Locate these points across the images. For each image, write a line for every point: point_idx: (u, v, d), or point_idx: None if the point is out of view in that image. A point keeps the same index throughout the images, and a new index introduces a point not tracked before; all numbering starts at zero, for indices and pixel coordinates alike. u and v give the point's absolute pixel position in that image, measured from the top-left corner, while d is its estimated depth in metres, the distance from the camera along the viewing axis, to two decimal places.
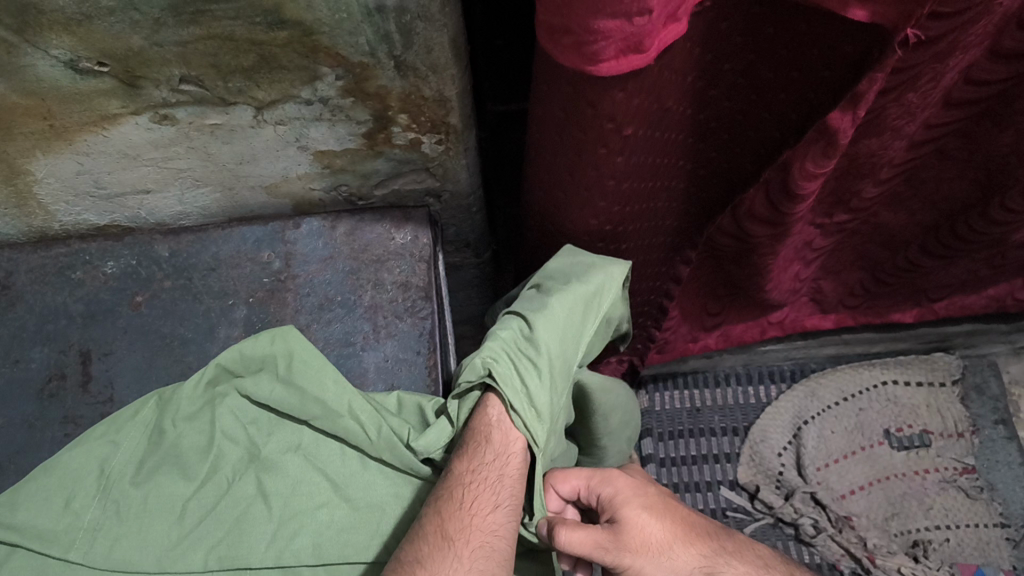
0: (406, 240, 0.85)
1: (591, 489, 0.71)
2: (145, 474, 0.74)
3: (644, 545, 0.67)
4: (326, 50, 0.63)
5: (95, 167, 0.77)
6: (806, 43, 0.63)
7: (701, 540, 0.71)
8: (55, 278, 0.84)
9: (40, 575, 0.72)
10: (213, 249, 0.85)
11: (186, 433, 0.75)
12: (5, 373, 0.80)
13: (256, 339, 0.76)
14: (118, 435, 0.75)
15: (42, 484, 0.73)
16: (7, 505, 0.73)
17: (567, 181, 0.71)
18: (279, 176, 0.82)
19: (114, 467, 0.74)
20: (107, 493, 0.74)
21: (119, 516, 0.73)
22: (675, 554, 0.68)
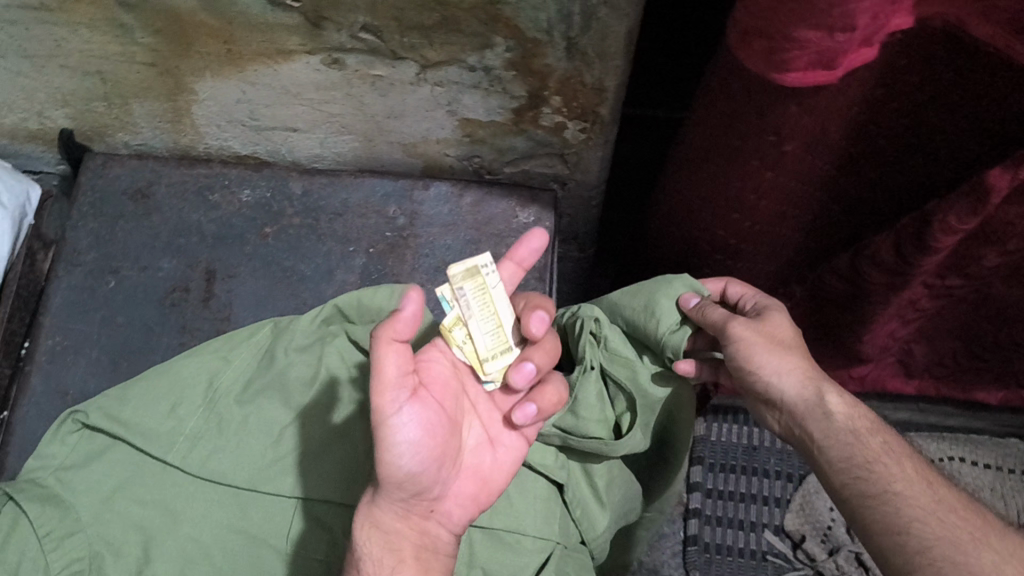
0: (528, 219, 0.88)
1: (751, 296, 0.77)
2: (250, 394, 0.78)
3: (772, 337, 0.71)
4: (506, 20, 0.65)
5: (254, 98, 0.80)
6: (984, 95, 0.63)
7: (824, 382, 0.70)
8: (193, 196, 0.89)
9: (138, 468, 0.76)
10: (342, 195, 0.88)
11: (294, 364, 0.78)
12: (134, 277, 0.86)
13: (376, 291, 0.78)
14: (231, 353, 0.79)
15: (154, 386, 0.77)
16: (118, 398, 0.77)
17: (710, 184, 0.73)
18: (418, 137, 0.84)
19: (221, 383, 0.78)
20: (212, 405, 0.77)
21: (220, 429, 0.77)
22: (788, 362, 0.70)
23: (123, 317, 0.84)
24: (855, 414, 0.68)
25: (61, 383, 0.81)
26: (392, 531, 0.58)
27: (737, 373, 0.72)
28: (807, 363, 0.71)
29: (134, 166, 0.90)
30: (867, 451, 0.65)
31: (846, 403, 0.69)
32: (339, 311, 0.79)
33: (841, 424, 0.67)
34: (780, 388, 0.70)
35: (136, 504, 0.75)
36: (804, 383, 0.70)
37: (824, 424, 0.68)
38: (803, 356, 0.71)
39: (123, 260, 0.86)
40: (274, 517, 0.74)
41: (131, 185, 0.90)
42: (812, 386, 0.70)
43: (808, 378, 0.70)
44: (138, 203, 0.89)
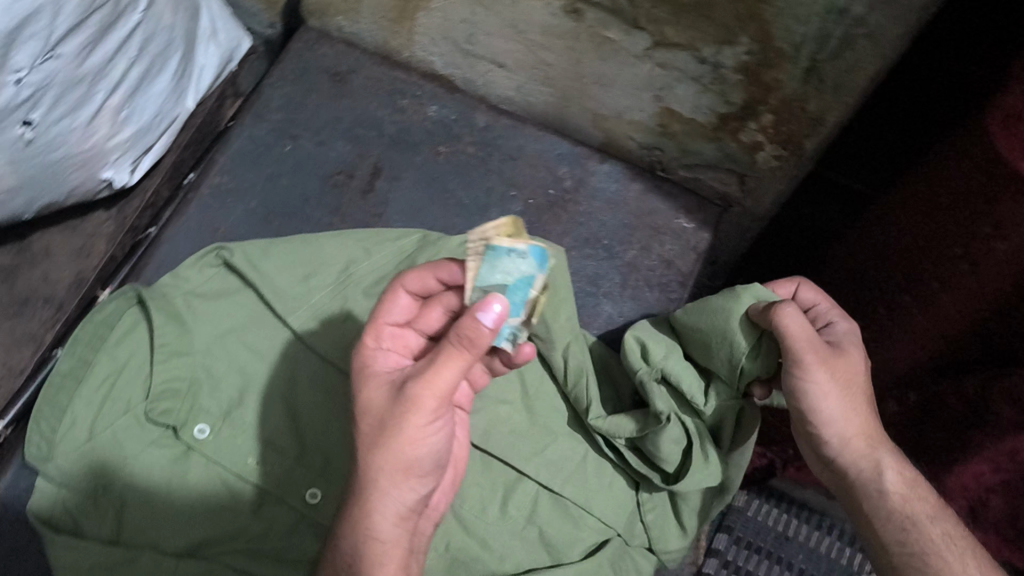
0: (689, 227, 0.86)
1: (830, 310, 0.71)
2: (379, 290, 0.82)
3: (846, 380, 0.65)
4: (762, 23, 0.65)
5: (479, 23, 0.82)
6: None
7: (884, 446, 0.67)
8: (385, 95, 0.91)
9: (257, 317, 0.82)
10: (520, 141, 0.89)
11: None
12: (309, 148, 0.89)
13: None
14: (372, 247, 0.83)
15: (297, 252, 0.82)
16: (262, 250, 0.82)
17: (910, 252, 0.75)
18: (614, 111, 0.85)
19: (355, 271, 0.82)
20: (342, 288, 0.82)
21: (340, 311, 0.81)
22: (853, 413, 0.66)
23: (288, 180, 0.87)
24: (912, 494, 0.66)
25: (214, 220, 0.85)
26: (391, 536, 0.56)
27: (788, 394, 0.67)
28: (873, 421, 0.67)
29: (342, 50, 0.93)
30: (922, 534, 0.64)
31: (903, 476, 0.67)
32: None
33: (891, 499, 0.66)
34: (827, 434, 0.66)
35: (242, 347, 0.81)
36: (862, 432, 0.67)
37: (876, 492, 0.67)
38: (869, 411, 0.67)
39: (302, 129, 0.90)
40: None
41: (332, 67, 0.93)
42: (869, 450, 0.67)
43: (869, 441, 0.67)
44: (334, 83, 0.92)
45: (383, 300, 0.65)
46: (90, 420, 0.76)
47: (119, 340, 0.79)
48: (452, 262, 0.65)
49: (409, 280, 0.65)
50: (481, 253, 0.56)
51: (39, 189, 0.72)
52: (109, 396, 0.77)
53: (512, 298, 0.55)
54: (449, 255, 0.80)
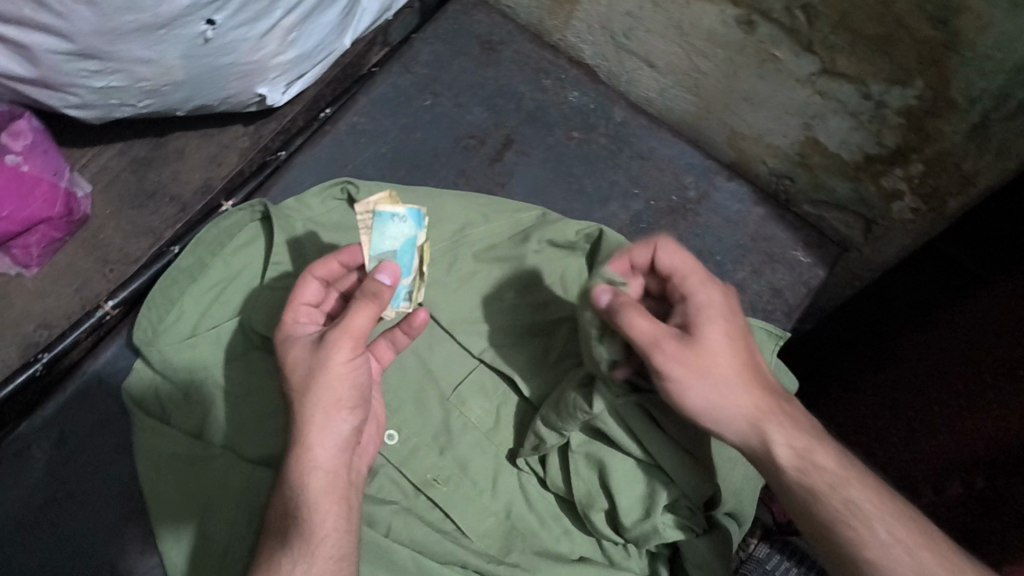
0: (806, 261, 0.85)
1: (684, 278, 0.60)
2: (489, 255, 0.83)
3: (694, 340, 0.57)
4: (943, 69, 0.64)
5: (643, 17, 0.82)
6: None
7: (771, 420, 0.56)
8: (529, 71, 0.92)
9: None
10: (652, 143, 0.89)
11: (540, 255, 0.82)
12: (446, 107, 0.90)
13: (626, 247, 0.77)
14: (491, 215, 0.84)
15: (418, 202, 0.83)
16: (385, 194, 0.83)
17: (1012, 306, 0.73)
18: (754, 132, 0.84)
19: (472, 233, 0.83)
20: (455, 247, 0.82)
21: (448, 267, 0.82)
22: (728, 377, 0.56)
23: (421, 133, 0.89)
24: (808, 463, 0.55)
25: (344, 156, 0.87)
26: (331, 471, 0.58)
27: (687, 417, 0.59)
28: (743, 378, 0.57)
29: (496, 21, 0.95)
30: (897, 559, 0.50)
31: (796, 449, 0.55)
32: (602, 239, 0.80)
33: (816, 481, 0.54)
34: (722, 435, 0.57)
35: (296, 280, 0.79)
36: (745, 403, 0.56)
37: (783, 483, 0.55)
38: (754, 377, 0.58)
39: (444, 88, 0.91)
40: (455, 363, 0.81)
41: (484, 35, 0.94)
42: (753, 424, 0.56)
43: (750, 420, 0.56)
44: (482, 50, 0.93)
45: (295, 287, 0.67)
46: (196, 318, 0.79)
47: (235, 249, 0.81)
48: (356, 245, 0.67)
49: (315, 268, 0.67)
50: (368, 224, 0.64)
51: (197, 90, 0.75)
52: (218, 300, 0.80)
53: (401, 260, 0.64)
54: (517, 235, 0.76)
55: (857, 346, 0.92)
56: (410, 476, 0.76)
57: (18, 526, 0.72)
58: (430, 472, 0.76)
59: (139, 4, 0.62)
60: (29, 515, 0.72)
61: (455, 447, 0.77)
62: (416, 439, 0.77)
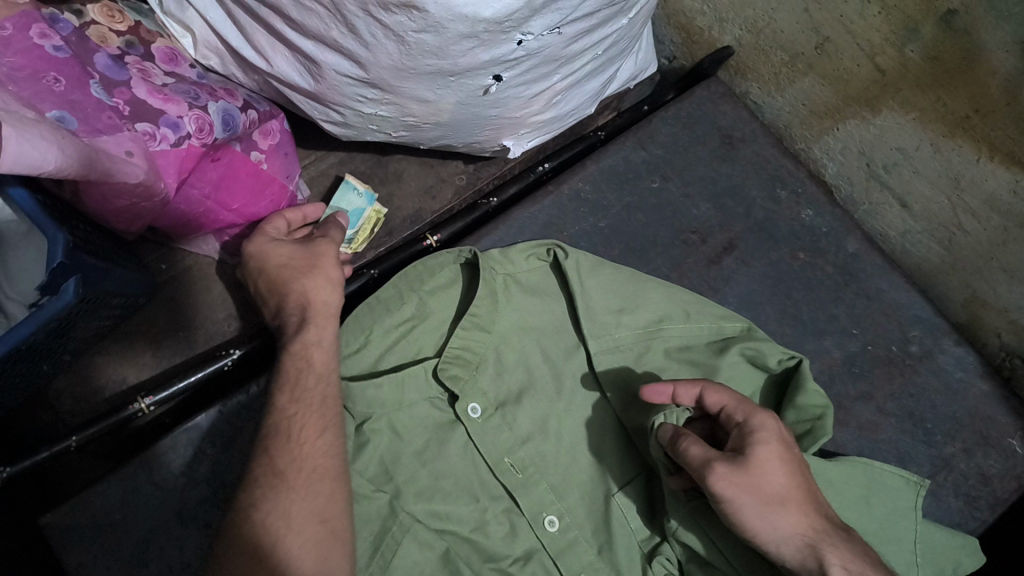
0: (1022, 453, 0.78)
1: (738, 409, 0.63)
2: (681, 358, 0.79)
3: (758, 487, 0.59)
4: None
5: (915, 158, 0.77)
6: None
7: (826, 540, 0.59)
8: (766, 177, 0.88)
9: (559, 327, 0.81)
10: (882, 283, 0.83)
11: (734, 368, 0.77)
12: (673, 195, 0.87)
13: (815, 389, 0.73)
14: (695, 315, 0.79)
15: (623, 285, 0.80)
16: (590, 267, 0.81)
17: None
18: (1002, 304, 0.78)
19: (669, 328, 0.79)
20: (648, 337, 0.79)
21: (637, 358, 0.79)
22: (784, 513, 0.59)
23: (643, 215, 0.86)
24: None
25: (559, 220, 0.85)
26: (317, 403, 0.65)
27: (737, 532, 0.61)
28: (795, 500, 0.60)
29: (742, 115, 0.91)
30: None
31: (850, 572, 0.58)
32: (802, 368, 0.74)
33: None
34: (779, 556, 0.60)
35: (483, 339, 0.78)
36: (798, 539, 0.59)
37: None
38: (801, 502, 0.60)
39: (674, 175, 0.88)
40: (625, 460, 0.76)
41: (727, 127, 0.90)
42: (810, 547, 0.59)
43: (805, 538, 0.59)
44: (722, 144, 0.90)
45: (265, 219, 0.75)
46: (381, 351, 0.77)
47: (430, 290, 0.79)
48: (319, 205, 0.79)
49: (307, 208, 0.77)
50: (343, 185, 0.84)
51: (453, 131, 0.75)
52: (405, 337, 0.78)
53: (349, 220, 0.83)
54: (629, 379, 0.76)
55: None
56: (563, 570, 0.72)
57: (176, 518, 0.71)
58: (583, 572, 0.72)
59: (445, 51, 0.61)
60: (187, 510, 0.72)
61: (615, 551, 0.72)
62: (575, 531, 0.73)
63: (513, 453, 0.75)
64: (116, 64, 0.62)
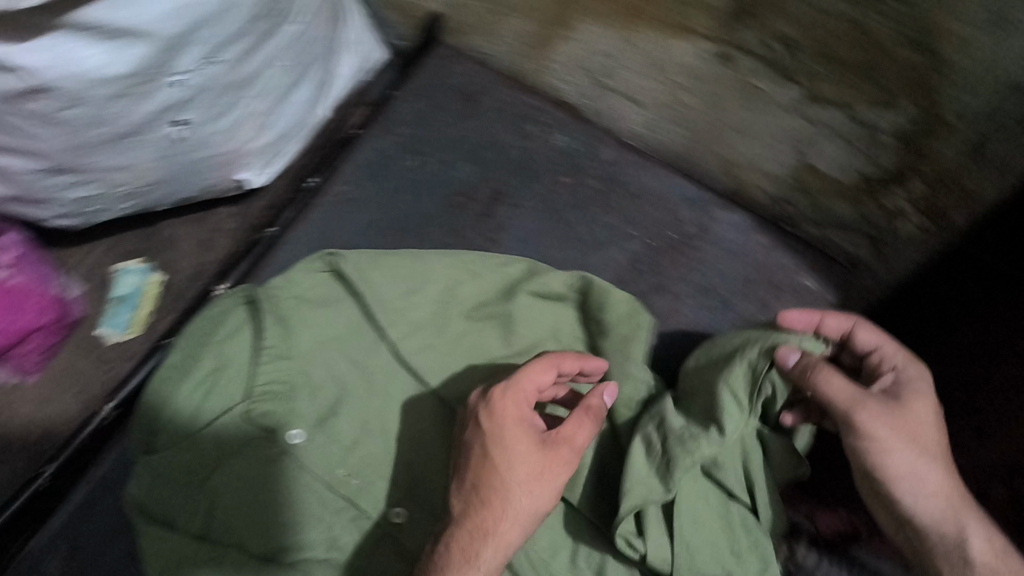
0: (812, 286, 0.83)
1: (893, 354, 0.67)
2: (480, 314, 0.83)
3: (911, 433, 0.62)
4: (930, 90, 0.62)
5: (622, 57, 0.81)
6: None
7: (960, 505, 0.62)
8: (513, 120, 0.91)
9: (359, 325, 0.83)
10: (645, 180, 0.87)
11: (527, 307, 0.82)
12: (431, 165, 0.89)
13: (614, 296, 0.79)
14: (482, 271, 0.83)
15: (410, 266, 0.81)
16: (374, 260, 0.81)
17: None
18: (748, 159, 0.82)
19: (461, 292, 0.83)
20: (445, 307, 0.83)
21: (440, 330, 0.82)
22: (927, 465, 0.62)
23: (408, 195, 0.87)
24: (999, 555, 0.61)
25: (330, 228, 0.86)
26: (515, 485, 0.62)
27: (859, 472, 0.64)
28: (943, 460, 0.63)
29: (474, 70, 0.93)
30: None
31: (992, 548, 0.61)
32: (587, 284, 0.81)
33: (926, 524, 0.62)
34: (913, 510, 0.62)
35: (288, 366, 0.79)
36: (938, 492, 0.62)
37: (909, 517, 0.62)
38: (945, 459, 0.63)
39: (428, 146, 0.90)
40: (452, 427, 0.80)
41: (463, 85, 0.93)
42: (951, 513, 0.62)
43: (945, 500, 0.62)
44: (464, 103, 0.92)
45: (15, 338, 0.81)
46: (193, 412, 0.76)
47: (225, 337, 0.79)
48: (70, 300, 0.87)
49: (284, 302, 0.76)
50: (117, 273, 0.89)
51: (175, 181, 0.75)
52: (213, 391, 0.77)
53: (127, 304, 0.88)
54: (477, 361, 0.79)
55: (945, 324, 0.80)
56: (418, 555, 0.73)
57: None
58: None
59: (105, 116, 0.62)
60: None
61: None
62: None
63: (345, 464, 0.77)
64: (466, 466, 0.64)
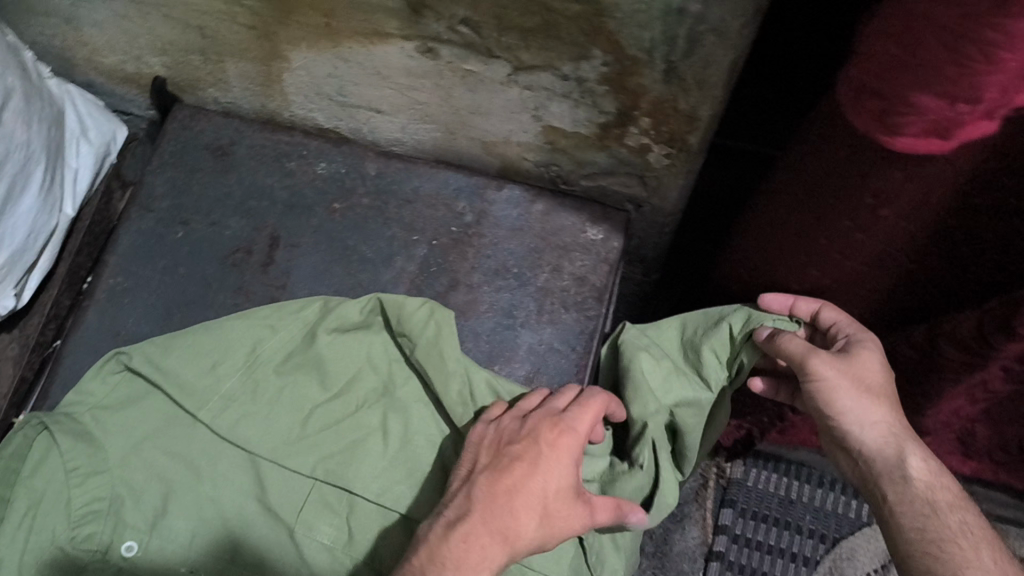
0: (597, 237, 0.85)
1: (847, 323, 0.74)
2: (289, 366, 0.79)
3: (862, 380, 0.70)
4: (608, 34, 0.63)
5: (345, 74, 0.80)
6: (928, 172, 0.53)
7: (909, 439, 0.70)
8: (271, 161, 0.89)
9: (172, 417, 0.79)
10: (415, 183, 0.87)
11: (332, 346, 0.79)
12: (200, 231, 0.86)
13: (411, 306, 0.76)
14: (278, 323, 0.80)
15: (200, 341, 0.78)
16: (164, 346, 0.78)
17: (790, 230, 0.67)
18: (499, 136, 0.83)
19: (263, 350, 0.79)
20: (251, 371, 0.78)
21: (253, 395, 0.78)
22: (876, 406, 0.70)
23: (184, 268, 0.85)
24: (937, 482, 0.68)
25: (114, 324, 0.83)
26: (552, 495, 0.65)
27: (819, 415, 0.72)
28: (893, 403, 0.71)
29: (218, 123, 0.91)
30: (942, 530, 0.65)
31: (929, 466, 0.69)
32: (383, 306, 0.78)
33: (879, 460, 0.70)
34: (858, 439, 0.70)
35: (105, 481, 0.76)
36: (887, 433, 0.70)
37: (872, 455, 0.70)
38: (892, 408, 0.71)
39: (192, 212, 0.87)
40: (291, 490, 0.76)
41: (212, 142, 0.90)
42: (895, 439, 0.70)
43: (892, 430, 0.70)
44: (217, 159, 0.89)
45: None
46: (16, 558, 0.72)
47: (33, 471, 0.75)
48: None
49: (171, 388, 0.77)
50: None
51: None
52: (34, 529, 0.73)
53: None
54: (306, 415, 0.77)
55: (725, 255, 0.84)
56: None
57: None
58: None
59: None
60: None
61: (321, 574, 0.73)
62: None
63: (188, 561, 0.74)
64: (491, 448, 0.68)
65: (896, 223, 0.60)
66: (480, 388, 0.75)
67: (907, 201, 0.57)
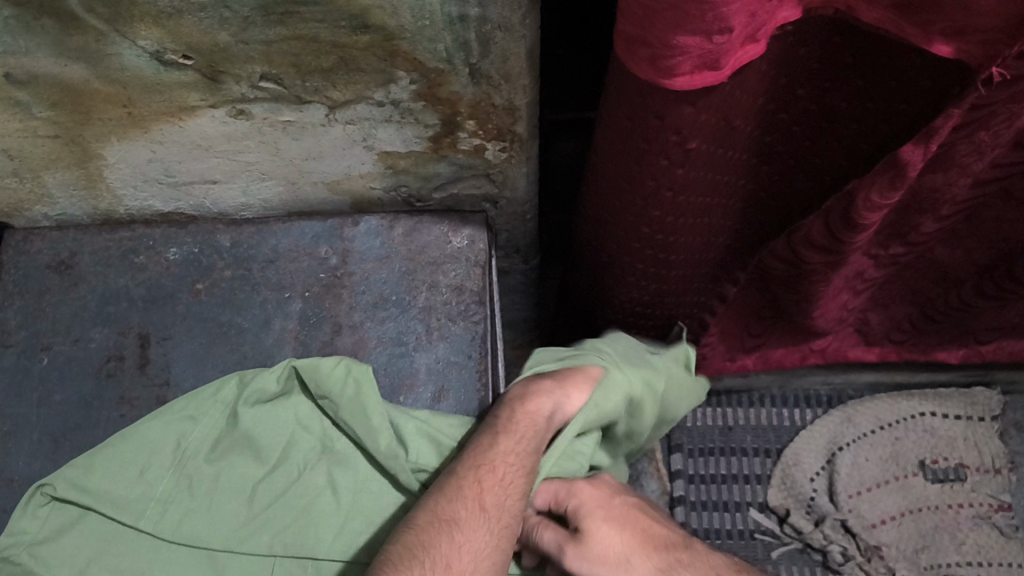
0: (462, 244, 0.86)
1: (595, 505, 0.74)
2: (219, 451, 0.77)
3: (602, 554, 0.71)
4: (404, 54, 0.64)
5: (166, 155, 0.78)
6: (709, 101, 0.57)
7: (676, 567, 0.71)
8: (119, 261, 0.86)
9: (110, 539, 0.74)
10: (272, 241, 0.86)
11: (256, 419, 0.77)
12: (66, 351, 0.83)
13: (325, 365, 0.76)
14: (197, 411, 0.77)
15: (119, 450, 0.75)
16: (84, 466, 0.74)
17: (621, 186, 0.71)
18: (341, 173, 0.82)
19: (189, 443, 0.76)
20: (181, 467, 0.76)
21: (190, 491, 0.75)
22: (632, 563, 0.71)
23: (58, 394, 0.81)
24: None
25: (3, 471, 0.79)
26: (499, 462, 0.70)
27: None
28: (639, 551, 0.72)
29: (52, 238, 0.87)
30: None
31: None
32: (299, 371, 0.77)
33: None
34: None
35: None
36: None
37: None
38: (642, 547, 0.72)
39: (51, 335, 0.84)
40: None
41: (52, 259, 0.87)
42: None
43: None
44: (62, 275, 0.86)
45: None
46: None
47: None
48: None
49: (290, 523, 0.75)
50: None
51: None
52: None
53: None
54: (249, 499, 0.75)
55: (584, 239, 0.87)
56: None
57: None
58: None
59: None
60: None
61: None
62: None
63: None
64: (508, 455, 0.71)
65: (697, 154, 0.65)
66: (408, 434, 0.74)
67: (710, 122, 0.61)
